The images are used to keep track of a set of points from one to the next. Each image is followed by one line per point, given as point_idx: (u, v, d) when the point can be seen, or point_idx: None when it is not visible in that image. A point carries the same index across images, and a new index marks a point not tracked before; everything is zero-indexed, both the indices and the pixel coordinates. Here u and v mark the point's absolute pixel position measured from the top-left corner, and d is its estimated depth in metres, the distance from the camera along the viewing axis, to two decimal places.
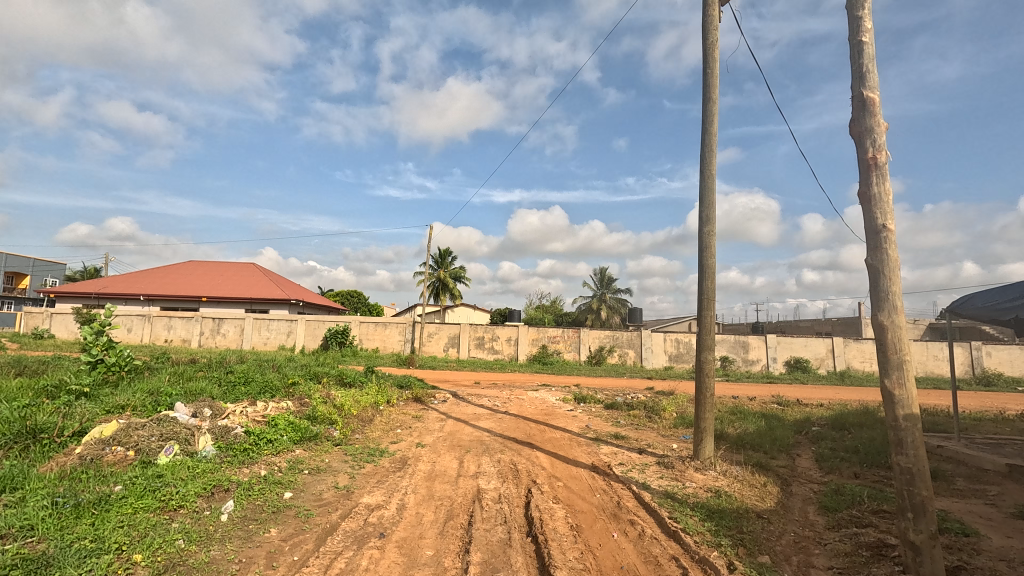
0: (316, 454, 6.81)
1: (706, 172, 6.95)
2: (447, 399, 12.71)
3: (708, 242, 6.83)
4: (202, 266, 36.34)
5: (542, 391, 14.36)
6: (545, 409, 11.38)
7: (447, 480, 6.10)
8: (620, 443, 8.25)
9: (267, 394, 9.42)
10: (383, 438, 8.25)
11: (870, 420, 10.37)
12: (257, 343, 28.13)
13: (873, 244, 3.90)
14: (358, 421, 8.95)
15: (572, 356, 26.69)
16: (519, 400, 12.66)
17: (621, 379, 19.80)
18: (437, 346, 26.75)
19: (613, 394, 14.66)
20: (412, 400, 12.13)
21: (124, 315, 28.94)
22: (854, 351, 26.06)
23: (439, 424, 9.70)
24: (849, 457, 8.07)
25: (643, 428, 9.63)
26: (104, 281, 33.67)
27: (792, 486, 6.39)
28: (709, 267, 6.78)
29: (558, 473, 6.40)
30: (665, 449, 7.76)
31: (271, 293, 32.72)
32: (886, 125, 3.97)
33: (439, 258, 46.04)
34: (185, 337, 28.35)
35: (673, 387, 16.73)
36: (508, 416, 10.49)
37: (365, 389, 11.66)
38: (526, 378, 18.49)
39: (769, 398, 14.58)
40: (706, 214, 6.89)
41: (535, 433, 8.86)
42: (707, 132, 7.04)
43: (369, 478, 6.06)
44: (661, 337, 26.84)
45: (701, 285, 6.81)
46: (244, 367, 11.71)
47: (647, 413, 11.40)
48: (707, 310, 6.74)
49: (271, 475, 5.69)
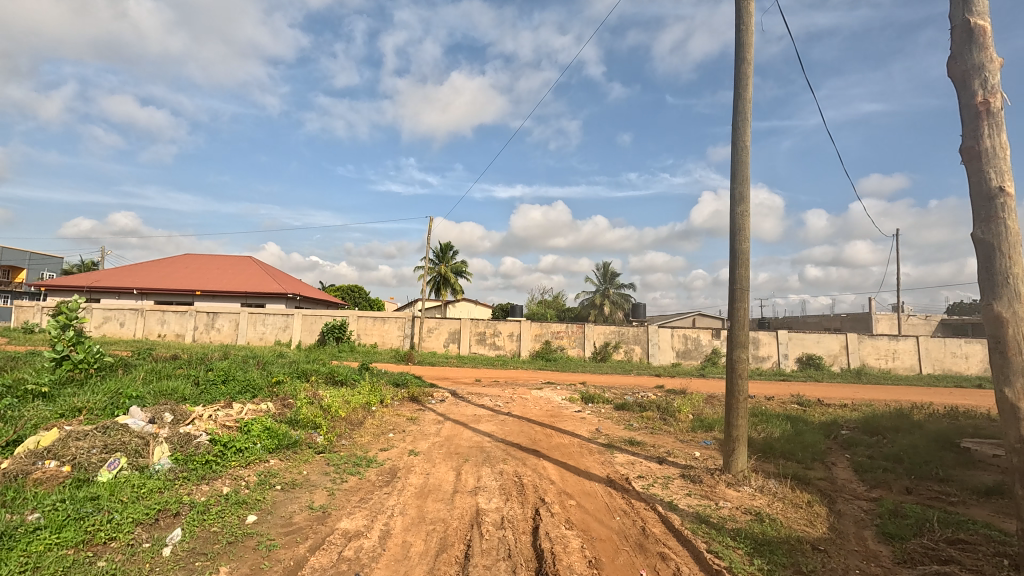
0: (293, 466, 5.97)
1: (739, 144, 6.07)
2: (445, 398, 11.89)
3: (742, 224, 5.95)
4: (197, 259, 35.57)
5: (546, 390, 13.52)
6: (551, 411, 10.53)
7: (441, 498, 5.26)
8: (636, 451, 7.41)
9: (247, 395, 8.63)
10: (372, 444, 7.42)
11: (906, 423, 9.50)
12: (253, 338, 27.34)
13: (985, 213, 3.07)
14: (346, 425, 8.12)
15: (576, 352, 25.86)
16: (523, 400, 11.82)
17: (629, 377, 18.92)
18: (437, 341, 25.91)
19: (621, 393, 13.84)
20: (408, 400, 11.28)
21: (116, 309, 28.20)
22: (868, 348, 25.15)
23: (436, 427, 8.86)
24: (893, 467, 7.22)
25: (659, 432, 8.80)
26: (97, 275, 32.92)
27: (839, 505, 5.55)
28: (743, 253, 5.91)
29: (569, 489, 5.57)
30: (686, 458, 6.92)
31: (267, 287, 31.94)
32: (999, 63, 3.13)
33: (440, 253, 45.23)
34: (178, 332, 27.60)
35: (684, 385, 15.88)
36: (511, 418, 9.67)
37: (358, 389, 10.84)
38: (529, 375, 17.68)
39: (787, 398, 13.70)
40: (740, 192, 6.01)
41: (542, 438, 8.01)
42: (739, 99, 6.15)
43: (351, 496, 5.21)
44: (668, 333, 25.95)
45: (734, 273, 5.94)
46: (227, 363, 10.92)
47: (662, 414, 10.55)
48: (741, 302, 5.87)
49: (236, 494, 4.85)
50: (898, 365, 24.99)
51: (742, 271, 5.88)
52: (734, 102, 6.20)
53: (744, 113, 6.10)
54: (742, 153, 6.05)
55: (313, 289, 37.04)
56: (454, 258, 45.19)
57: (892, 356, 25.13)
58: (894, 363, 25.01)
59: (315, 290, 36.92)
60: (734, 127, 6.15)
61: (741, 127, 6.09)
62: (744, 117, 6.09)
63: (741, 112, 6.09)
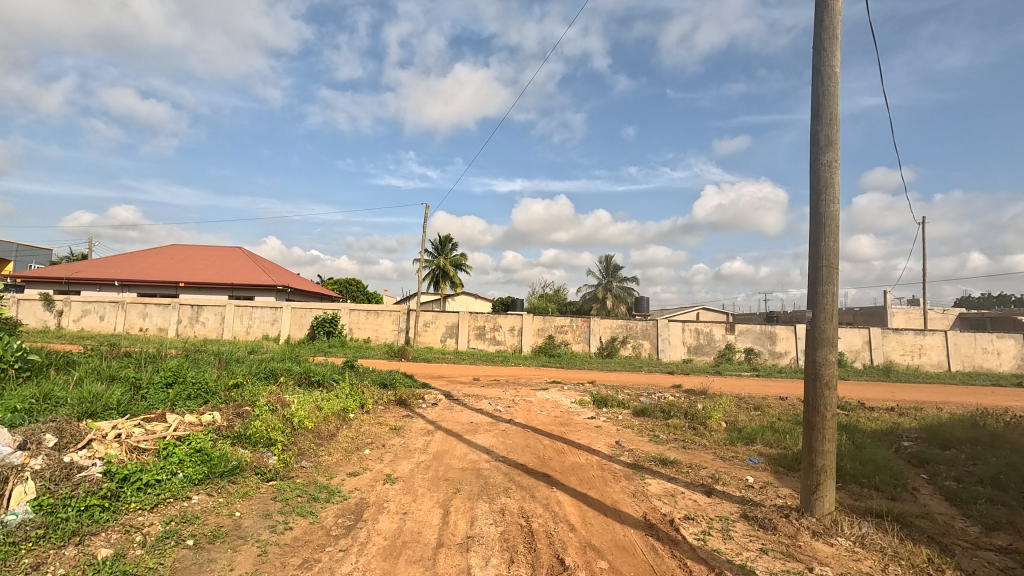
0: (223, 505, 4.43)
1: (827, 69, 4.47)
2: (438, 402, 10.38)
3: (831, 178, 4.39)
4: (183, 249, 34.03)
5: (552, 391, 12.00)
6: (561, 418, 8.99)
7: (420, 558, 3.75)
8: (674, 476, 5.89)
9: (195, 402, 7.11)
10: (342, 466, 5.89)
11: (985, 435, 7.97)
12: (239, 332, 25.82)
13: None
14: (310, 440, 6.59)
15: (581, 348, 24.33)
16: (527, 404, 10.28)
17: (640, 375, 17.39)
18: (434, 336, 24.41)
19: (635, 394, 12.36)
20: (394, 406, 9.74)
21: (95, 302, 26.69)
22: (893, 343, 23.61)
23: (423, 441, 7.34)
24: (998, 494, 5.69)
25: (694, 447, 7.29)
26: (77, 265, 31.39)
27: (970, 565, 4.02)
28: (832, 216, 4.35)
29: (597, 542, 4.04)
30: (738, 488, 5.41)
31: (255, 279, 30.41)
32: None
33: (439, 245, 43.56)
34: (161, 326, 26.13)
35: (704, 385, 14.38)
36: (513, 427, 8.18)
37: (336, 392, 9.30)
38: (531, 373, 16.13)
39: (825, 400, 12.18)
40: (828, 133, 4.42)
41: (553, 456, 6.49)
42: (826, 8, 4.53)
43: (291, 557, 3.67)
44: (679, 327, 24.37)
45: (818, 246, 4.40)
46: (184, 361, 9.37)
47: (689, 422, 9.03)
48: (829, 286, 4.33)
49: (114, 562, 3.29)
50: (924, 362, 23.48)
51: (830, 241, 4.33)
52: (818, 13, 4.59)
53: (832, 27, 4.49)
54: (831, 83, 4.46)
55: (305, 281, 35.52)
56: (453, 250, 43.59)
57: (919, 352, 23.59)
58: (920, 360, 23.49)
59: (307, 283, 35.43)
60: (816, 51, 4.56)
61: (828, 48, 4.49)
62: (833, 32, 4.48)
63: (828, 25, 4.49)
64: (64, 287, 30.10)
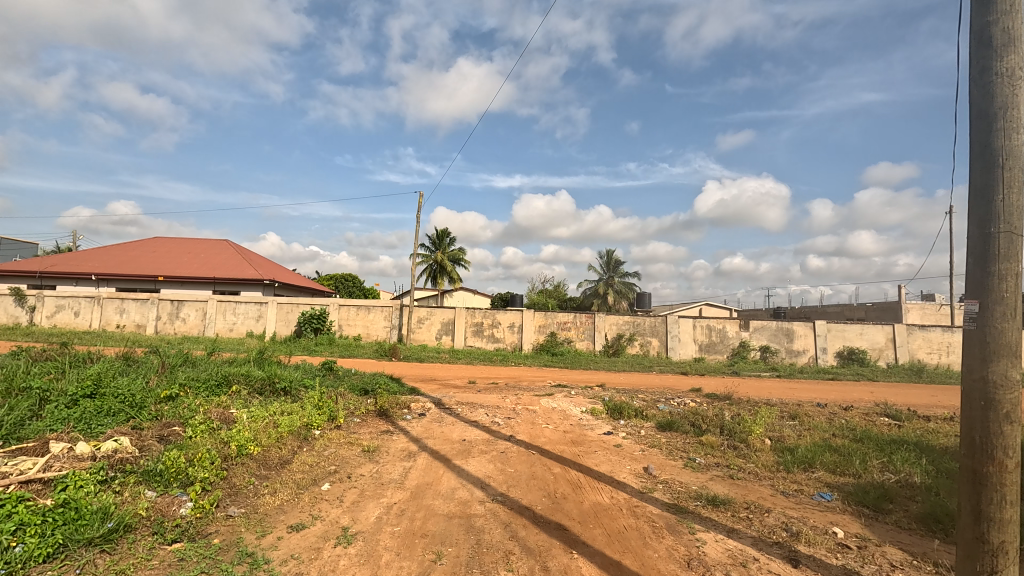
0: None
1: None
2: (426, 412, 8.88)
3: (1011, 97, 2.81)
4: (167, 241, 32.45)
5: (558, 397, 10.46)
6: (572, 435, 7.46)
7: None
8: (734, 527, 4.36)
9: (110, 420, 5.56)
10: (285, 516, 4.33)
11: None
12: (222, 329, 24.27)
13: None
14: (248, 474, 5.02)
15: (585, 346, 22.81)
16: (530, 415, 8.74)
17: (652, 376, 15.94)
18: (428, 333, 22.85)
19: (652, 402, 10.95)
20: (373, 418, 8.21)
21: (69, 297, 25.07)
22: (919, 341, 22.47)
23: (402, 469, 5.82)
24: None
25: (743, 477, 5.77)
26: (53, 259, 29.78)
27: None
28: (1014, 154, 2.79)
29: None
30: (831, 551, 3.87)
31: (241, 273, 28.87)
32: None
33: (435, 239, 41.92)
34: (140, 322, 24.60)
35: (727, 389, 12.88)
36: (515, 447, 6.68)
37: (301, 403, 7.74)
38: (533, 375, 14.62)
39: (870, 407, 10.67)
40: (1004, 26, 2.85)
41: (567, 495, 5.01)
42: None
43: None
44: (690, 324, 22.81)
45: (988, 205, 2.84)
46: (118, 365, 7.79)
47: (726, 439, 7.50)
48: (1008, 265, 2.78)
49: None
50: (953, 361, 22.41)
51: (1011, 194, 2.79)
52: None
53: None
54: None
55: (294, 275, 33.92)
56: (451, 244, 41.98)
57: (948, 350, 22.48)
58: (948, 358, 22.44)
59: (298, 278, 33.90)
60: None
61: None
62: None
63: None
64: (38, 282, 28.48)
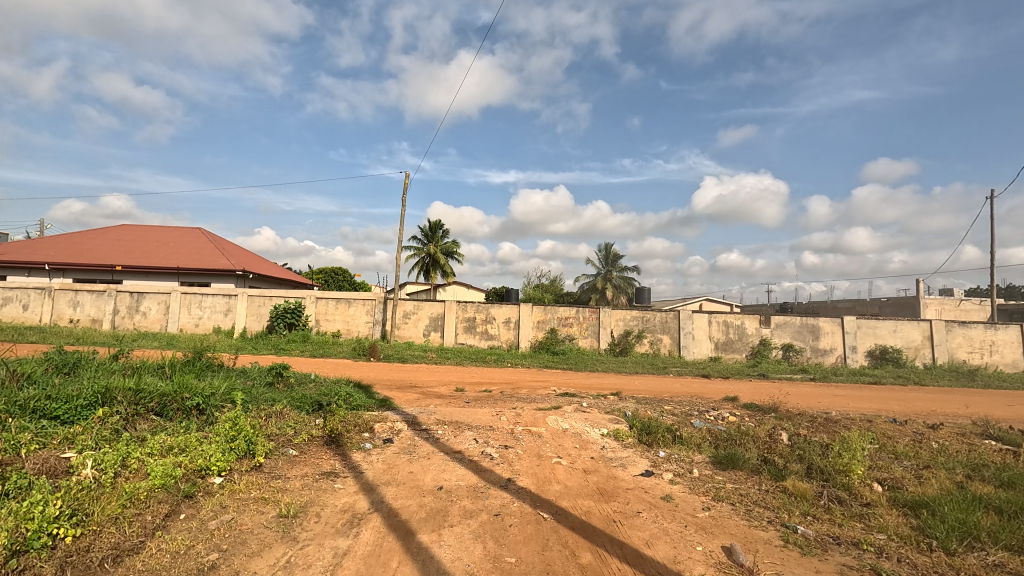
0: None
1: None
2: (393, 437, 6.55)
3: None
4: (134, 229, 29.86)
5: (569, 413, 8.11)
6: (596, 480, 5.14)
7: None
8: None
9: None
10: None
11: None
12: (186, 325, 21.84)
13: None
14: None
15: (589, 344, 20.56)
16: (534, 443, 6.41)
17: (672, 381, 13.74)
18: (415, 329, 20.51)
19: (685, 419, 8.67)
20: (317, 450, 5.89)
21: (17, 288, 22.57)
22: (959, 339, 20.40)
23: (330, 560, 3.48)
24: None
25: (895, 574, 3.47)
26: (6, 246, 27.18)
27: None
28: None
29: None
30: None
31: (212, 263, 26.37)
32: None
33: (427, 231, 39.49)
34: (95, 316, 22.12)
35: (770, 399, 10.65)
36: (515, 509, 4.34)
37: (210, 431, 5.37)
38: (531, 380, 12.30)
39: (963, 425, 8.44)
40: None
41: None
42: None
43: None
44: (706, 320, 20.54)
45: None
46: None
47: (819, 485, 5.19)
48: None
49: None
50: (997, 361, 20.32)
51: None
52: None
53: None
54: None
55: (274, 267, 31.41)
56: (443, 236, 39.58)
57: (989, 349, 20.41)
58: (991, 359, 20.34)
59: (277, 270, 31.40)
60: None
61: None
62: None
63: None
64: None
